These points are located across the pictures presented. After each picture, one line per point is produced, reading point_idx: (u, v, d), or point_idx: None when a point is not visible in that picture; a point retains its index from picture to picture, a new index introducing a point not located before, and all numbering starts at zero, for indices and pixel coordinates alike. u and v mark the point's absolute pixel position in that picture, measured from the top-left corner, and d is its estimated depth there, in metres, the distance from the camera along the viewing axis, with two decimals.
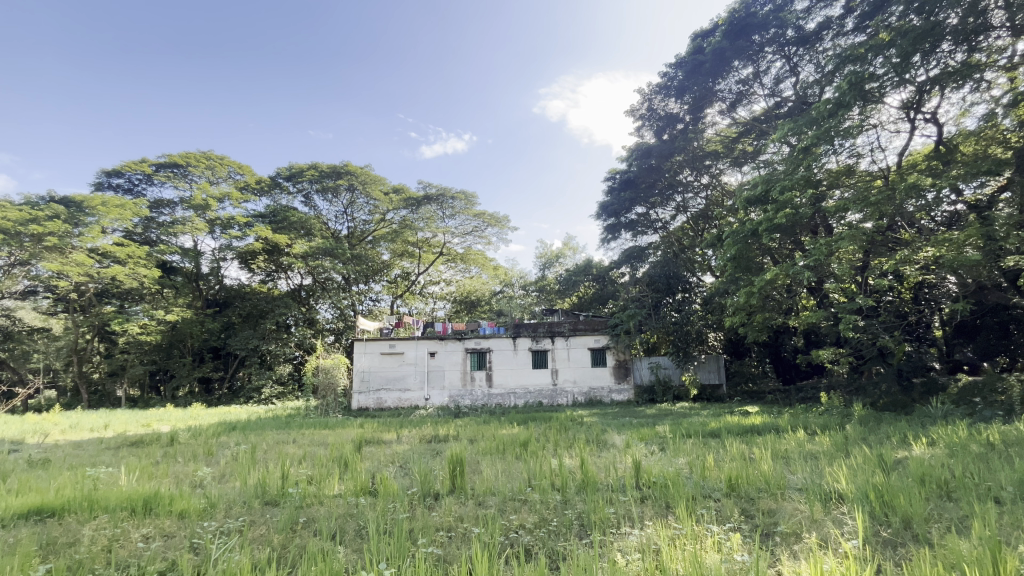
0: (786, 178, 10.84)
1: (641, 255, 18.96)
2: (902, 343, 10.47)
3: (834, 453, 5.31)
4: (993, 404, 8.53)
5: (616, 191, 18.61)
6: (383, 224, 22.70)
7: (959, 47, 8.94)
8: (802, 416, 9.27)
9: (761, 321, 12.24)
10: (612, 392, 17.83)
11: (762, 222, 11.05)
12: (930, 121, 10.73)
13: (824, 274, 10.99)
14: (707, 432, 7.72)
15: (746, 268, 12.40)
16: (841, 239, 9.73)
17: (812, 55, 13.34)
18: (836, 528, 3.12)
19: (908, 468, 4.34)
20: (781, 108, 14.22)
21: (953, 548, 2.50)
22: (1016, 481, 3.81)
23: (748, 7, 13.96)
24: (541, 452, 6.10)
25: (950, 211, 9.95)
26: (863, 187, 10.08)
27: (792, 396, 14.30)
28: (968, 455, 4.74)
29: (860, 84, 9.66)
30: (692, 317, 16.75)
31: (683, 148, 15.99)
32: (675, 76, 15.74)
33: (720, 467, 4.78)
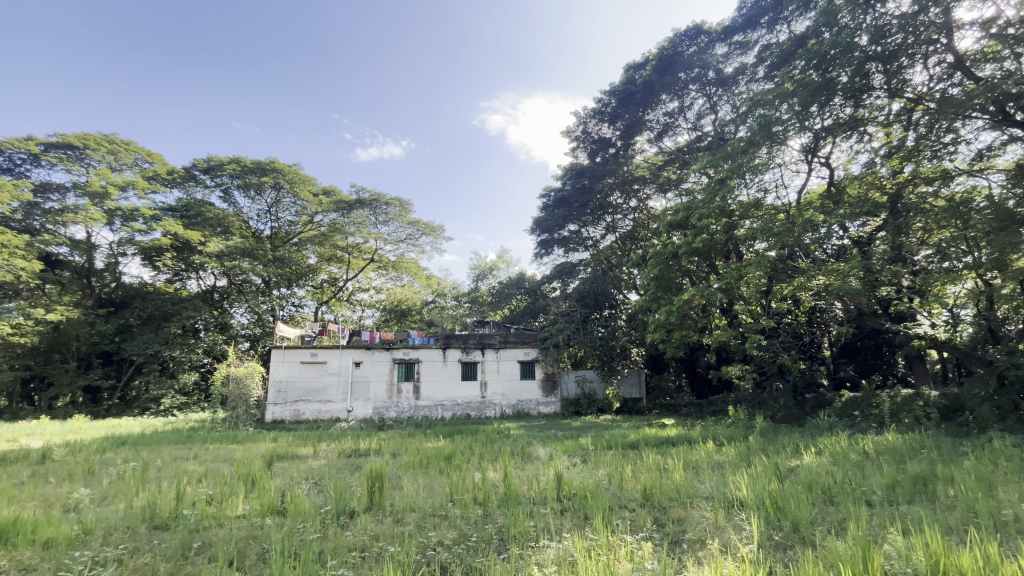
0: (704, 206, 11.70)
1: (572, 271, 19.69)
2: (798, 361, 11.58)
3: (738, 462, 5.73)
4: (869, 417, 9.67)
5: (550, 208, 19.22)
6: (311, 226, 21.59)
7: (848, 102, 10.18)
8: (711, 428, 9.93)
9: (679, 338, 13.03)
10: (540, 405, 18.06)
11: (683, 245, 11.81)
12: (824, 165, 12.10)
13: (734, 296, 11.93)
14: (627, 444, 8.03)
15: (666, 288, 13.17)
16: (750, 265, 10.64)
17: (729, 97, 14.62)
18: (735, 535, 3.35)
19: (799, 475, 4.79)
20: (702, 142, 15.42)
21: (832, 549, 2.76)
22: (884, 485, 4.34)
23: (675, 46, 15.02)
24: (465, 465, 6.02)
25: (839, 245, 11.22)
26: (769, 219, 11.12)
27: (704, 409, 15.32)
28: (848, 463, 5.34)
29: (768, 126, 10.73)
30: (617, 333, 17.50)
31: (614, 171, 16.74)
32: (608, 103, 16.60)
33: (637, 477, 4.99)
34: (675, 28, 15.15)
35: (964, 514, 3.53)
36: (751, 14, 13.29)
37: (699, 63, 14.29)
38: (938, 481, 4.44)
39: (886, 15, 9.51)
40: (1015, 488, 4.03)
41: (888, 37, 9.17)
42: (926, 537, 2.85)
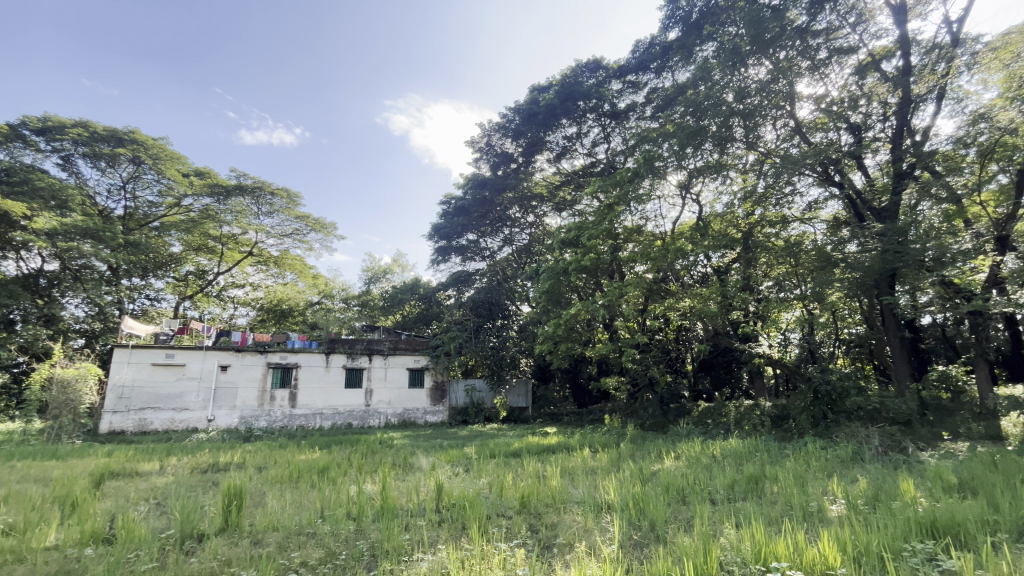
0: (594, 227, 12.53)
1: (467, 280, 19.74)
2: (665, 374, 12.87)
3: (609, 468, 6.17)
4: (719, 425, 11.05)
5: (450, 216, 19.22)
6: (177, 210, 19.03)
7: (715, 148, 11.64)
8: (589, 436, 10.59)
9: (565, 350, 13.74)
10: (427, 414, 17.76)
11: (573, 262, 12.52)
12: (695, 201, 13.69)
13: (615, 313, 12.91)
14: (510, 452, 8.20)
15: (556, 301, 13.84)
16: (630, 285, 11.59)
17: (621, 129, 15.89)
18: (600, 536, 3.58)
19: (659, 478, 5.28)
20: (595, 168, 16.55)
21: (680, 545, 3.08)
22: (725, 485, 4.97)
23: (577, 76, 15.99)
24: (341, 478, 5.67)
25: (703, 272, 12.70)
26: (648, 244, 12.25)
27: (584, 418, 16.30)
28: (699, 466, 6.01)
29: (651, 161, 11.87)
30: (508, 343, 17.94)
31: (514, 186, 17.25)
32: (512, 119, 17.12)
33: (516, 485, 5.12)
34: (577, 59, 16.14)
35: (782, 507, 4.17)
36: (643, 58, 14.65)
37: (596, 95, 15.30)
38: (766, 479, 5.20)
39: (748, 78, 11.09)
40: (819, 483, 4.86)
41: (749, 97, 10.69)
42: (753, 529, 3.30)
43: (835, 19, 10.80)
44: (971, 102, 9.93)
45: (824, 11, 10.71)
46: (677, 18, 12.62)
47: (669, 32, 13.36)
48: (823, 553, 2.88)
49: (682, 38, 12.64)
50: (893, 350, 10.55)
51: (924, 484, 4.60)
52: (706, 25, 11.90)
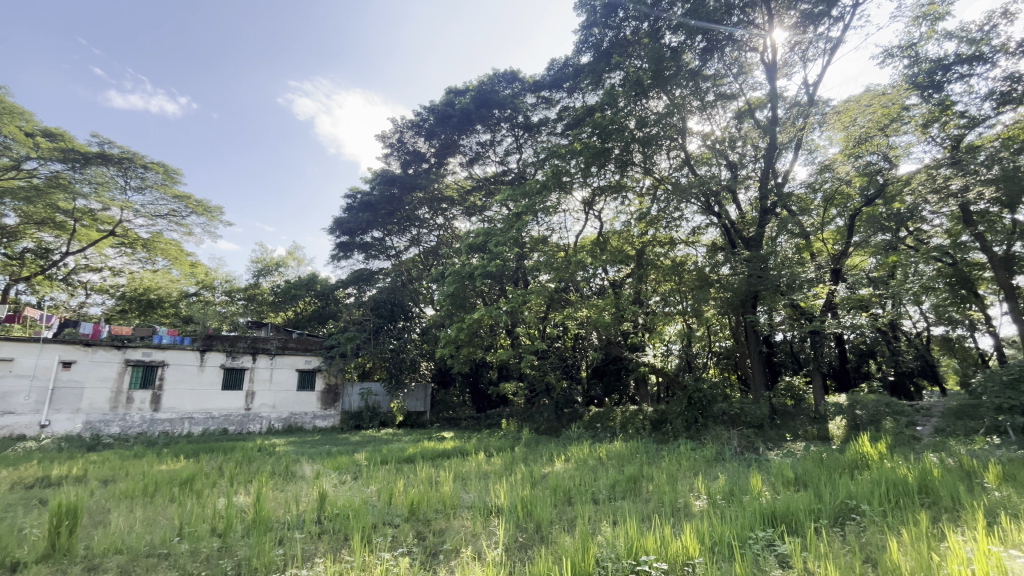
0: (502, 234, 12.73)
1: (369, 279, 19.13)
2: (560, 380, 13.44)
3: (501, 471, 6.28)
4: (607, 428, 11.79)
5: (355, 211, 18.45)
6: (14, 174, 15.88)
7: (617, 169, 12.49)
8: (485, 440, 10.70)
9: (466, 354, 13.77)
10: (316, 418, 16.66)
11: (479, 267, 12.57)
12: (596, 218, 14.55)
13: (517, 320, 13.21)
14: (404, 458, 7.98)
15: (460, 305, 13.79)
16: (531, 293, 11.93)
17: (532, 142, 16.36)
18: (487, 540, 3.62)
19: (548, 481, 5.49)
20: (506, 176, 16.88)
21: (562, 545, 3.22)
22: (607, 485, 5.29)
23: (493, 85, 16.22)
24: (207, 490, 5.09)
25: (601, 284, 13.40)
26: (551, 254, 12.73)
27: (481, 422, 16.44)
28: (585, 467, 6.36)
29: (558, 175, 12.37)
30: (408, 345, 17.57)
31: (424, 185, 16.96)
32: (426, 119, 16.86)
33: (406, 491, 4.99)
34: (495, 68, 16.40)
35: (655, 504, 4.55)
36: (557, 76, 15.31)
37: (511, 105, 15.64)
38: (642, 479, 5.64)
39: (649, 108, 12.06)
40: (687, 481, 5.39)
41: (648, 126, 11.63)
42: (627, 526, 3.55)
43: (722, 67, 12.19)
44: (820, 153, 11.79)
45: (713, 58, 12.03)
46: (589, 43, 13.22)
47: (582, 56, 14.09)
48: (685, 545, 3.19)
49: (593, 64, 13.42)
50: (753, 362, 12.04)
51: (769, 480, 5.30)
52: (615, 54, 12.75)
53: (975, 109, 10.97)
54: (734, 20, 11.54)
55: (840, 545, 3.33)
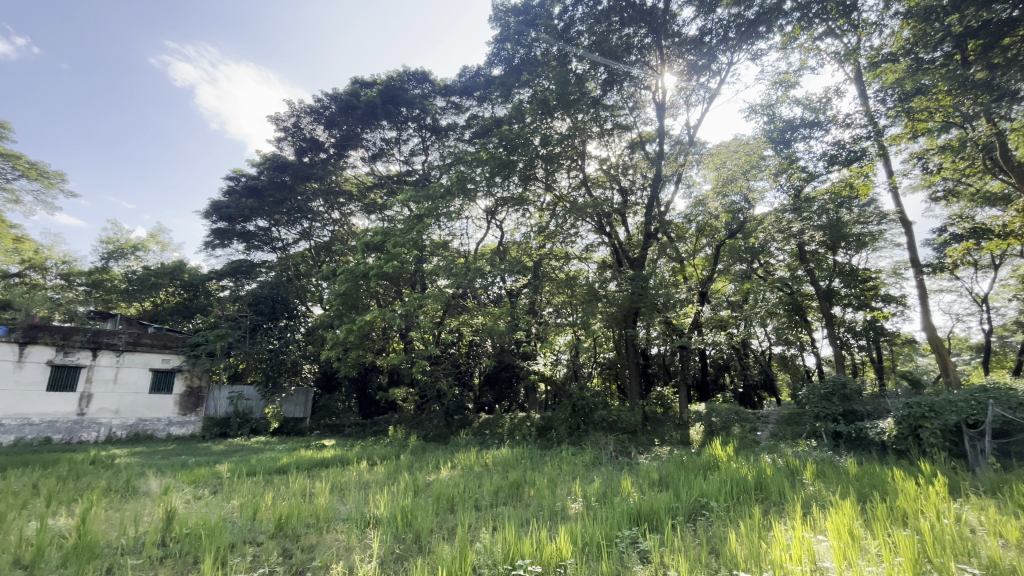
0: (401, 235, 12.28)
1: (250, 271, 17.60)
2: (452, 386, 13.36)
3: (384, 481, 6.05)
4: (495, 435, 11.97)
5: (236, 195, 16.70)
6: None
7: (520, 182, 12.88)
8: (369, 448, 10.24)
9: (354, 357, 13.12)
10: (171, 425, 14.62)
11: (374, 267, 12.03)
12: (498, 227, 14.81)
13: (412, 324, 12.87)
14: (275, 469, 7.32)
15: (351, 306, 13.11)
16: (429, 298, 11.67)
17: (440, 145, 16.20)
18: (360, 554, 3.45)
19: (432, 489, 5.39)
20: (410, 177, 16.50)
21: (440, 554, 3.19)
22: (490, 492, 5.34)
23: (403, 82, 15.73)
24: (12, 513, 4.20)
25: (499, 293, 13.57)
26: (450, 259, 12.65)
27: (367, 429, 15.71)
28: (471, 474, 6.37)
29: (463, 182, 12.39)
30: (290, 346, 16.40)
31: (320, 176, 15.90)
32: (327, 106, 15.84)
33: (274, 505, 4.58)
34: (405, 65, 15.95)
35: (534, 508, 4.70)
36: (468, 83, 15.45)
37: (419, 105, 15.32)
38: (525, 484, 5.80)
39: (553, 128, 12.61)
40: (566, 485, 5.66)
41: (551, 145, 12.22)
42: (505, 532, 3.62)
43: (619, 99, 13.21)
44: (696, 189, 13.29)
45: (613, 90, 13.00)
46: (501, 57, 13.64)
47: (494, 68, 14.36)
48: (558, 547, 3.34)
49: (504, 78, 13.73)
50: (631, 373, 13.06)
51: (637, 482, 5.76)
52: (525, 71, 13.19)
53: (812, 166, 13.18)
54: (632, 59, 12.65)
55: (690, 539, 3.73)
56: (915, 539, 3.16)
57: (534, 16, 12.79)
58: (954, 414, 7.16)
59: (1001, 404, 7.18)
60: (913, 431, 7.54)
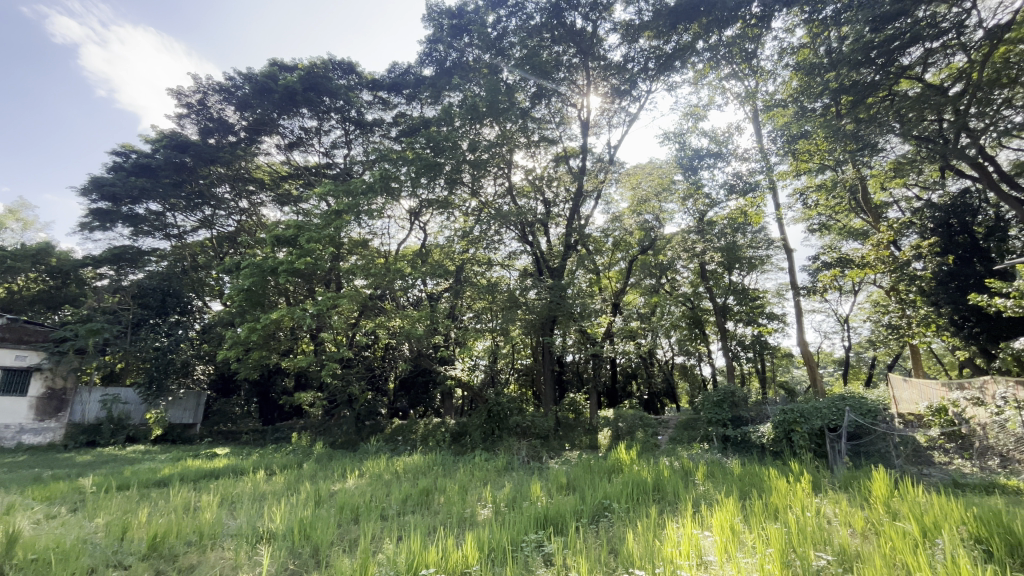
0: (316, 230, 11.61)
1: (136, 260, 15.73)
2: (365, 391, 12.85)
3: (282, 491, 5.65)
4: (407, 441, 11.69)
5: (124, 172, 14.93)
6: None
7: (446, 185, 12.78)
8: (267, 456, 9.53)
9: (256, 359, 12.19)
10: (22, 432, 12.65)
11: (284, 263, 11.24)
12: (421, 229, 14.56)
13: (324, 325, 12.23)
14: (154, 481, 6.55)
15: (256, 303, 12.17)
16: (344, 297, 11.11)
17: (363, 140, 15.64)
18: (248, 573, 3.18)
19: (335, 499, 5.12)
20: (330, 170, 15.70)
21: (339, 567, 3.03)
22: (398, 501, 5.19)
23: (327, 70, 14.94)
24: None
25: (418, 296, 13.25)
26: (369, 259, 12.19)
27: (267, 436, 14.61)
28: (378, 482, 6.15)
29: (387, 179, 11.93)
30: (181, 344, 14.70)
31: (226, 161, 14.67)
32: (240, 86, 14.59)
33: (149, 522, 4.10)
34: (331, 53, 15.19)
35: (443, 516, 4.65)
36: (397, 80, 15.12)
37: (343, 96, 14.55)
38: (435, 491, 5.71)
39: (482, 134, 12.67)
40: (476, 491, 5.66)
41: (479, 150, 12.28)
42: (410, 541, 3.53)
43: (547, 113, 13.59)
44: (614, 206, 14.03)
45: (541, 104, 13.34)
46: (432, 58, 13.58)
47: (425, 68, 14.17)
48: (463, 555, 3.32)
49: (435, 79, 13.60)
50: (546, 379, 13.44)
51: (546, 486, 5.91)
52: (456, 75, 13.18)
53: (714, 193, 14.47)
54: (559, 77, 13.11)
55: (592, 540, 3.88)
56: (783, 532, 3.55)
57: (468, 22, 12.84)
58: (819, 419, 8.21)
59: (854, 410, 8.37)
60: (786, 434, 8.50)
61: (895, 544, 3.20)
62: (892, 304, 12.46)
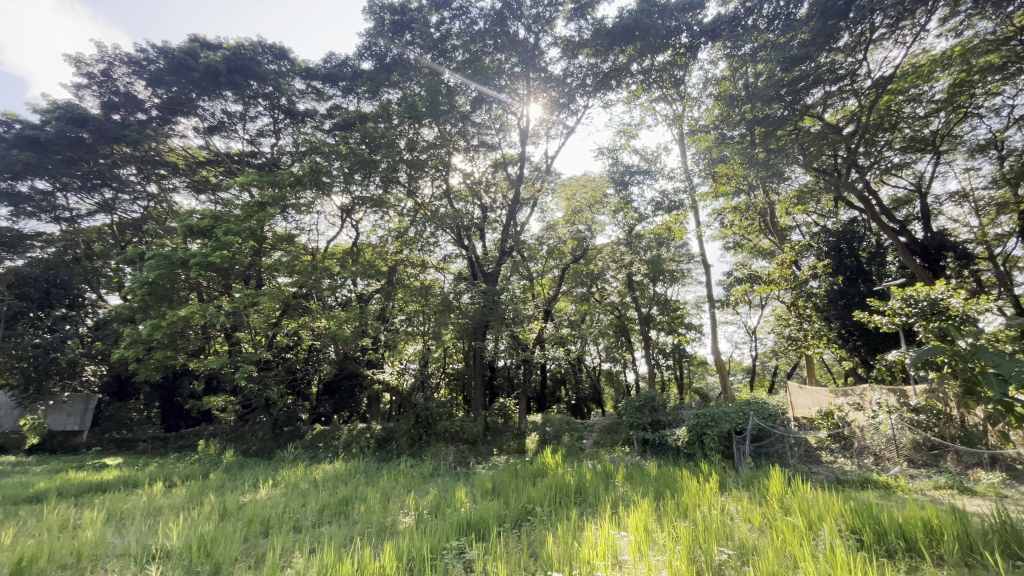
0: (236, 221, 10.83)
1: (16, 244, 13.77)
2: (284, 395, 12.13)
3: (183, 504, 5.18)
4: (328, 448, 11.15)
5: (5, 144, 13.29)
6: None
7: (381, 184, 12.43)
8: (168, 466, 8.70)
9: (159, 359, 11.12)
10: None
11: (197, 255, 10.30)
12: (353, 228, 14.05)
13: (240, 323, 11.40)
14: (24, 497, 5.76)
15: (162, 298, 11.12)
16: (263, 295, 10.37)
17: (294, 130, 14.87)
18: None
19: (244, 511, 4.77)
20: (255, 159, 14.74)
21: None
22: (314, 511, 4.93)
23: (256, 52, 14.03)
24: None
25: (347, 296, 12.59)
26: (295, 255, 11.54)
27: (169, 444, 13.34)
28: (294, 492, 5.81)
29: (317, 173, 11.36)
30: (67, 342, 13.07)
31: (133, 140, 13.23)
32: (154, 61, 13.33)
33: (14, 544, 3.58)
34: (261, 36, 14.33)
35: (362, 525, 4.48)
36: (333, 71, 14.52)
37: (274, 82, 13.70)
38: (355, 500, 5.49)
39: (420, 135, 12.59)
40: (399, 499, 5.51)
41: (416, 150, 12.07)
42: (324, 553, 3.38)
43: (487, 119, 13.65)
44: (549, 214, 14.38)
45: (481, 109, 13.38)
46: (372, 52, 13.23)
47: (363, 61, 13.74)
48: (381, 564, 3.22)
49: (374, 74, 13.22)
50: (476, 384, 13.41)
51: (471, 491, 5.89)
52: (395, 72, 12.92)
53: (643, 208, 15.24)
54: (501, 84, 13.21)
55: (513, 544, 3.92)
56: (691, 529, 3.79)
57: (411, 19, 12.65)
58: (728, 423, 8.82)
59: (758, 415, 9.13)
60: (699, 437, 9.09)
61: (785, 537, 3.52)
62: (793, 318, 13.64)
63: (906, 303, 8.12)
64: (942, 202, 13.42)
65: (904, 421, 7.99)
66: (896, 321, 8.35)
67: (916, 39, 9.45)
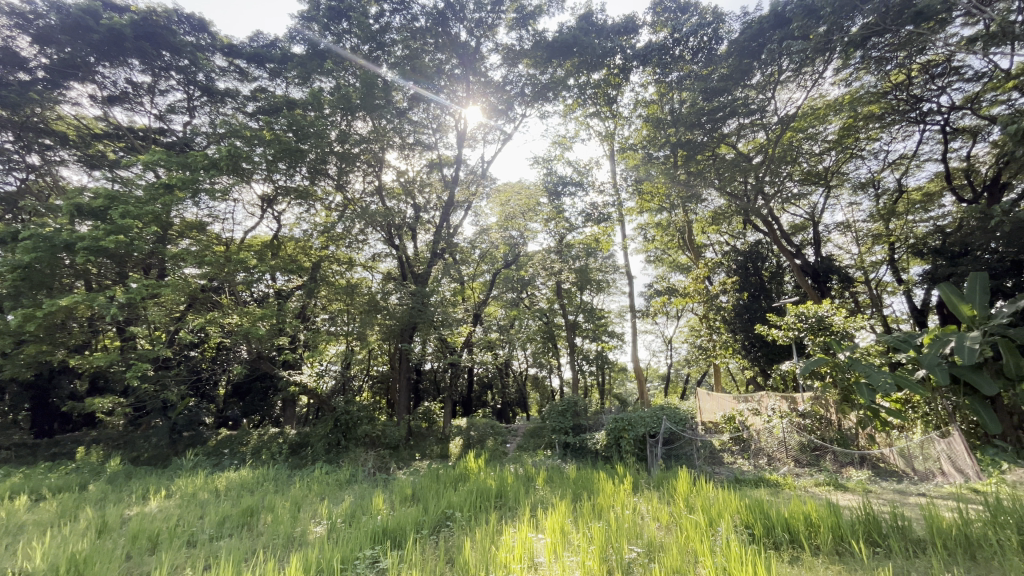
0: (136, 204, 9.78)
1: None
2: (184, 397, 11.07)
3: (52, 521, 4.55)
4: (234, 454, 10.32)
5: None
6: None
7: (308, 175, 11.81)
8: (37, 477, 7.61)
9: (31, 355, 9.71)
10: None
11: (85, 239, 9.13)
12: (274, 219, 13.19)
13: (135, 317, 10.26)
14: None
15: (39, 285, 9.74)
16: (165, 287, 9.40)
17: (211, 109, 13.79)
18: None
19: (128, 526, 4.28)
20: (163, 137, 13.46)
21: None
22: (213, 523, 4.54)
23: (170, 21, 12.86)
24: None
25: (263, 292, 11.81)
26: (206, 245, 10.59)
27: (39, 452, 11.67)
28: (191, 503, 5.32)
29: (235, 157, 10.37)
30: None
31: (10, 103, 11.44)
32: (44, 16, 11.70)
33: None
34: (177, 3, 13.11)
35: (267, 537, 4.19)
36: (260, 51, 13.64)
37: (190, 56, 12.68)
38: (261, 510, 5.12)
39: (353, 127, 12.13)
40: (310, 507, 5.22)
41: (348, 143, 11.61)
42: (221, 568, 3.12)
43: (424, 117, 13.42)
44: (483, 218, 14.41)
45: (418, 107, 13.16)
46: (304, 36, 12.51)
47: (294, 44, 13.03)
48: None
49: (304, 60, 12.47)
50: (400, 388, 13.06)
51: (389, 498, 5.71)
52: (329, 59, 12.36)
53: (574, 219, 15.70)
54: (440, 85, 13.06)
55: (430, 551, 3.85)
56: (603, 530, 3.94)
57: (348, 7, 12.20)
58: (643, 427, 9.29)
59: (670, 419, 9.70)
60: (616, 440, 9.48)
61: (688, 534, 3.75)
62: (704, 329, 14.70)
63: (798, 319, 9.00)
64: (831, 231, 15.13)
65: (792, 425, 8.85)
66: (789, 335, 9.23)
67: (815, 84, 10.63)
